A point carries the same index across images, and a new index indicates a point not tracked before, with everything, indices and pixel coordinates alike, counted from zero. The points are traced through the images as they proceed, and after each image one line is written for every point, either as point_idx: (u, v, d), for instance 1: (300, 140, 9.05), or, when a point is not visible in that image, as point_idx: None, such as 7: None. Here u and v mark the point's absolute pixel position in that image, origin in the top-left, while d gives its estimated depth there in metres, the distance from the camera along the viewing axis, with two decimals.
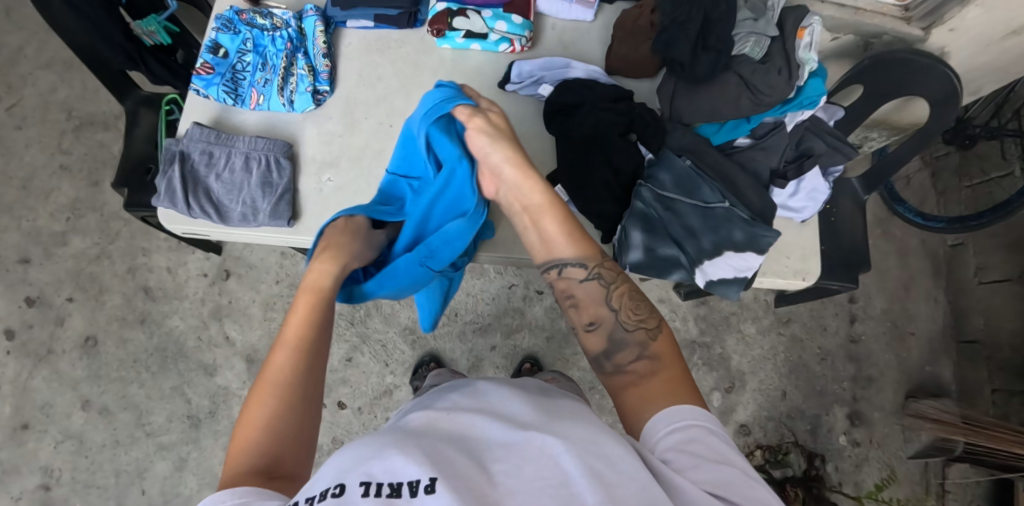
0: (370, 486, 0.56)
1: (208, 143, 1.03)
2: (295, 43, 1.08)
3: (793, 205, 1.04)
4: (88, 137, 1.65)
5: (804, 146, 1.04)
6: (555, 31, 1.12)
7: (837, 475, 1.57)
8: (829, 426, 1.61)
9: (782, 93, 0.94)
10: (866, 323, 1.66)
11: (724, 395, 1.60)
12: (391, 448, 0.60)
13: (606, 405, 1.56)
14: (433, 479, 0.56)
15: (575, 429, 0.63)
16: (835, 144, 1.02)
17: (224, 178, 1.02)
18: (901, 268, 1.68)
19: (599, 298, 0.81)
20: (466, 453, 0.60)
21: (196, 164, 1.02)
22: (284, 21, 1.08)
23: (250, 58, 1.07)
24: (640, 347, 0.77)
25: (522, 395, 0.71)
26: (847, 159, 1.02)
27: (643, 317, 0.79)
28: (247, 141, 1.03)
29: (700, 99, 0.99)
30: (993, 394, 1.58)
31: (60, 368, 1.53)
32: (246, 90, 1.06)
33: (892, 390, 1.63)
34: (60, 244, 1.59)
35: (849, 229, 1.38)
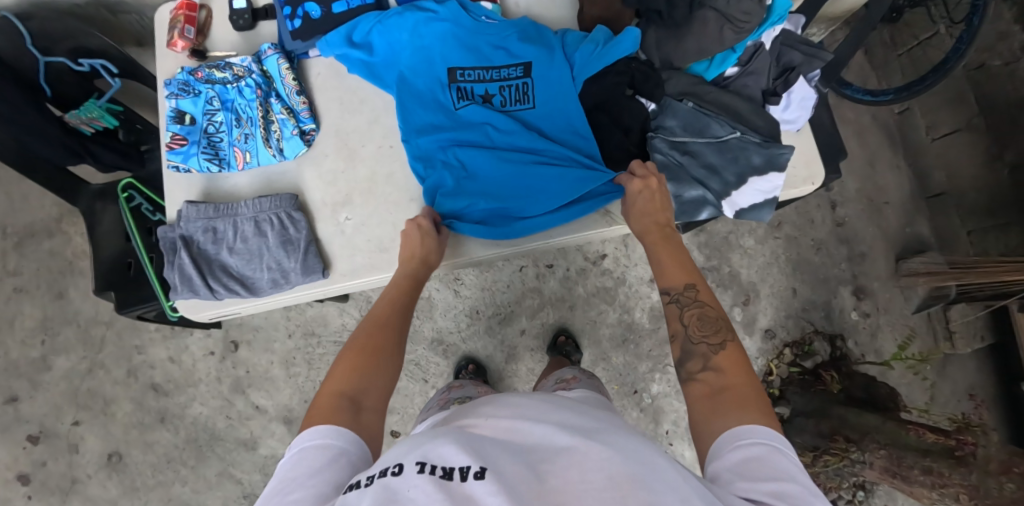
0: (425, 465, 0.61)
1: (209, 218, 0.92)
2: (264, 88, 0.97)
3: (788, 117, 1.07)
4: (34, 251, 1.51)
5: (784, 61, 1.07)
6: (519, 7, 1.10)
7: (859, 348, 1.72)
8: (840, 307, 1.73)
9: (758, 16, 0.94)
10: (846, 206, 1.80)
11: (744, 307, 1.69)
12: (444, 437, 0.65)
13: (642, 351, 1.60)
14: (482, 468, 0.60)
15: (622, 439, 0.66)
16: (810, 51, 1.06)
17: (238, 250, 0.92)
18: (862, 147, 1.84)
19: (674, 315, 0.86)
20: (516, 454, 0.64)
21: (203, 245, 0.92)
22: (245, 68, 0.97)
23: (221, 117, 0.96)
24: (703, 358, 0.81)
25: (568, 406, 0.74)
26: (825, 61, 1.05)
27: (709, 333, 0.83)
28: (250, 204, 0.92)
29: (685, 40, 0.98)
30: (969, 235, 1.75)
31: (92, 494, 1.45)
32: (228, 152, 0.97)
33: (883, 259, 1.79)
34: (45, 369, 1.48)
35: (820, 125, 1.47)
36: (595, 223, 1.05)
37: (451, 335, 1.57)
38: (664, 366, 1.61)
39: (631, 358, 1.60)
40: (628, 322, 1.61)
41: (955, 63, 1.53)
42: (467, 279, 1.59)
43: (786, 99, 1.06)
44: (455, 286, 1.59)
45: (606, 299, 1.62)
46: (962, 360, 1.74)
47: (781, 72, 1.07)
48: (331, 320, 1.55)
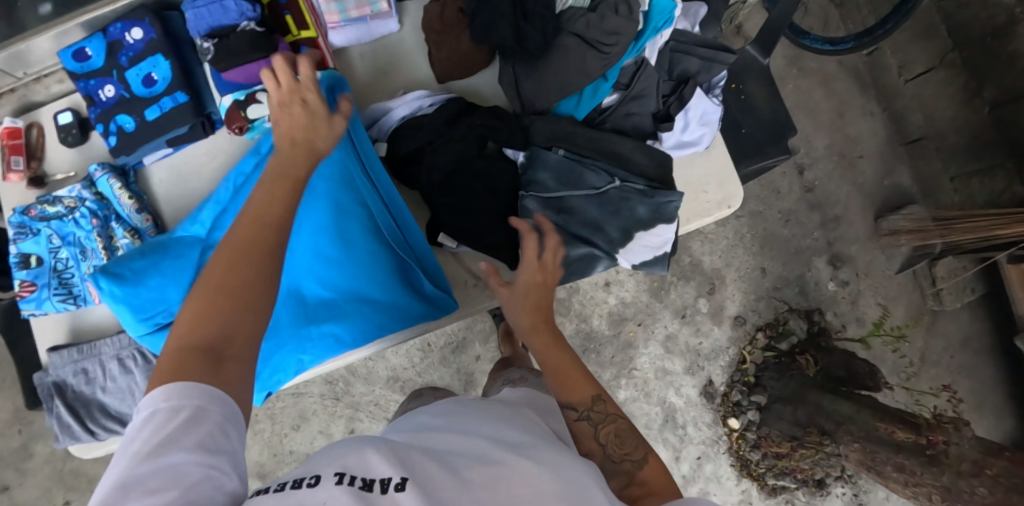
0: (343, 477, 0.53)
1: (76, 361, 0.88)
2: (102, 214, 0.88)
3: (689, 139, 0.93)
4: None
5: (678, 70, 0.94)
6: (364, 58, 0.96)
7: (838, 320, 1.62)
8: (815, 280, 1.63)
9: (627, 33, 0.85)
10: (815, 168, 1.66)
11: (709, 298, 1.59)
12: (367, 447, 0.58)
13: (604, 359, 1.55)
14: (402, 478, 0.54)
15: (551, 453, 0.64)
16: (708, 55, 0.93)
17: (112, 388, 0.89)
18: (828, 97, 1.69)
19: (587, 435, 0.74)
20: (438, 460, 0.59)
21: (77, 388, 0.89)
22: (76, 197, 0.88)
23: (67, 253, 0.89)
24: (628, 474, 0.72)
25: (493, 417, 0.71)
26: (725, 65, 0.93)
27: (630, 449, 0.74)
28: (114, 340, 0.88)
29: (545, 76, 0.88)
30: (953, 182, 1.61)
31: None
32: (83, 287, 0.89)
33: (860, 219, 1.66)
34: (28, 457, 1.54)
35: (763, 102, 1.33)
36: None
37: (406, 371, 1.56)
38: (627, 369, 1.56)
39: (593, 367, 1.55)
40: (586, 331, 1.56)
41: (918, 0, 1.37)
42: None
43: (683, 119, 0.91)
44: None
45: (561, 310, 1.56)
46: (953, 314, 1.64)
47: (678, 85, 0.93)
48: None
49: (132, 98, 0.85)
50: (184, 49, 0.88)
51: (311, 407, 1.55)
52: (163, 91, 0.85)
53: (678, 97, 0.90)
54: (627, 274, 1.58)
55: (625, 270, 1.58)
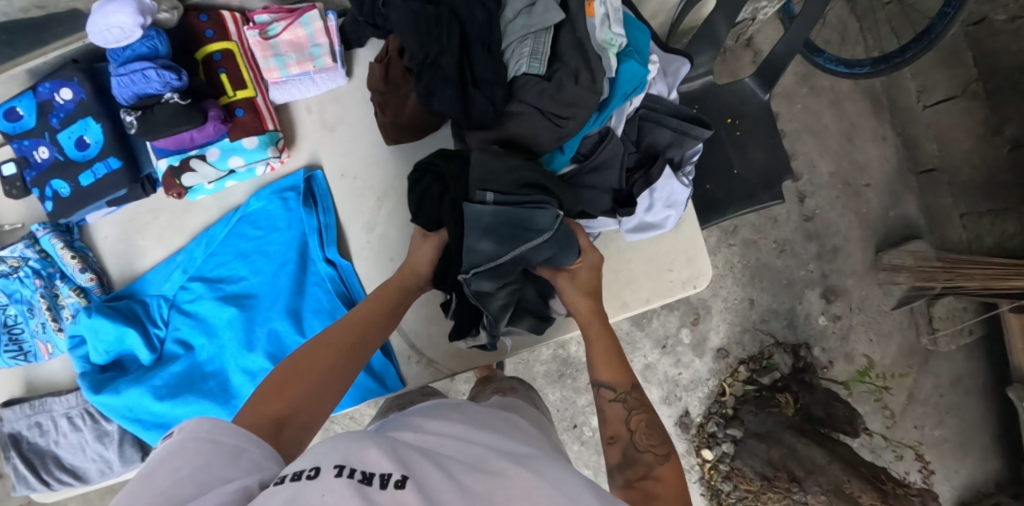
0: (345, 470, 0.52)
1: (28, 415, 0.91)
2: (46, 272, 0.92)
3: (653, 218, 0.89)
4: None
5: (647, 142, 0.88)
6: (312, 112, 0.97)
7: (826, 355, 1.57)
8: (806, 313, 1.57)
9: (589, 103, 0.78)
10: (817, 196, 1.57)
11: (693, 328, 1.56)
12: (369, 444, 0.56)
13: (580, 385, 1.53)
14: (404, 478, 0.53)
15: (552, 468, 0.62)
16: (681, 127, 0.87)
17: (67, 441, 0.92)
18: (838, 119, 1.58)
19: (620, 417, 0.80)
20: (434, 465, 0.58)
21: (31, 440, 0.92)
22: (19, 257, 0.91)
23: (14, 309, 0.92)
24: (646, 466, 0.74)
25: (491, 428, 0.70)
26: (698, 140, 0.87)
27: (654, 441, 0.77)
28: (66, 397, 0.91)
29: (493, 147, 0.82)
30: (963, 218, 1.52)
31: None
32: (32, 342, 0.92)
33: (860, 250, 1.58)
34: None
35: (761, 137, 1.23)
36: (418, 376, 0.93)
37: None
38: None
39: (569, 392, 1.54)
40: (563, 357, 1.54)
41: (941, 33, 1.27)
42: None
43: (647, 199, 0.87)
44: None
45: None
46: (948, 353, 1.58)
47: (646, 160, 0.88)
48: None
49: (67, 161, 0.89)
50: (113, 109, 0.90)
51: None
52: (96, 156, 0.89)
53: (645, 178, 0.85)
54: None
55: None
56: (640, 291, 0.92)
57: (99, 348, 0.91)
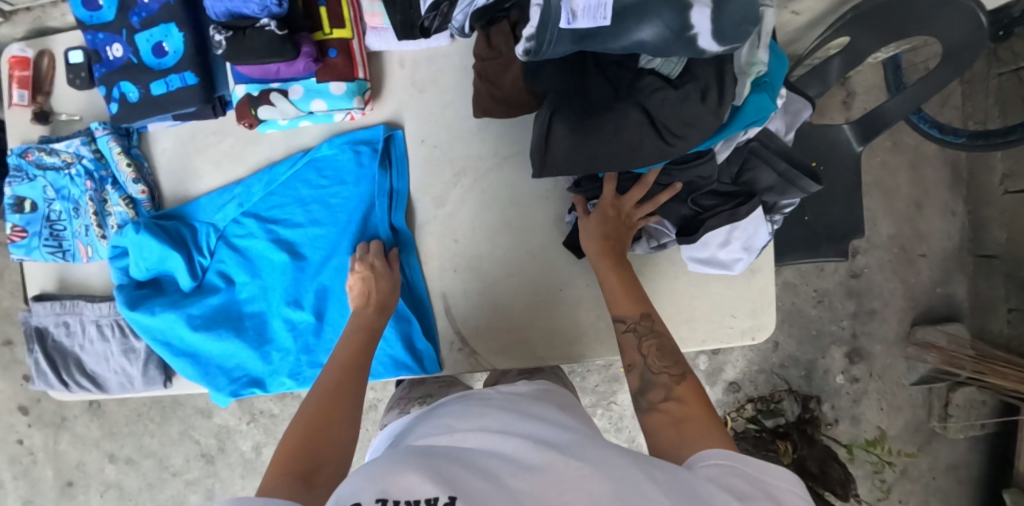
0: (386, 504, 0.51)
1: (58, 313, 0.93)
2: (98, 174, 0.92)
3: (723, 257, 0.82)
4: None
5: (746, 175, 0.81)
6: (404, 68, 0.95)
7: (833, 413, 1.56)
8: (825, 368, 1.55)
9: (701, 131, 0.72)
10: (869, 255, 1.53)
11: (712, 356, 1.54)
12: (406, 465, 0.55)
13: (587, 386, 1.49)
14: (451, 497, 0.51)
15: (590, 460, 0.58)
16: (789, 174, 0.79)
17: (88, 349, 0.93)
18: (913, 184, 1.52)
19: (633, 346, 0.78)
20: (479, 472, 0.56)
21: (57, 338, 0.94)
22: (74, 153, 0.91)
23: (59, 205, 0.93)
24: (665, 389, 0.73)
25: (525, 421, 0.66)
26: (802, 193, 0.79)
27: (669, 362, 0.75)
28: (97, 306, 0.93)
29: (588, 139, 0.75)
30: (1009, 313, 1.50)
31: (78, 431, 1.64)
32: (73, 243, 0.93)
33: (895, 319, 1.55)
34: None
35: (839, 193, 1.15)
36: (457, 364, 0.93)
37: None
38: (609, 402, 1.50)
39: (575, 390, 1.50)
40: None
41: None
42: None
43: (724, 234, 0.80)
44: None
45: None
46: (951, 440, 1.59)
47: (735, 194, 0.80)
48: None
49: (141, 65, 0.87)
50: (197, 20, 0.87)
51: None
52: (172, 67, 0.86)
53: (729, 211, 0.78)
54: None
55: None
56: (698, 331, 0.87)
57: (141, 265, 0.92)
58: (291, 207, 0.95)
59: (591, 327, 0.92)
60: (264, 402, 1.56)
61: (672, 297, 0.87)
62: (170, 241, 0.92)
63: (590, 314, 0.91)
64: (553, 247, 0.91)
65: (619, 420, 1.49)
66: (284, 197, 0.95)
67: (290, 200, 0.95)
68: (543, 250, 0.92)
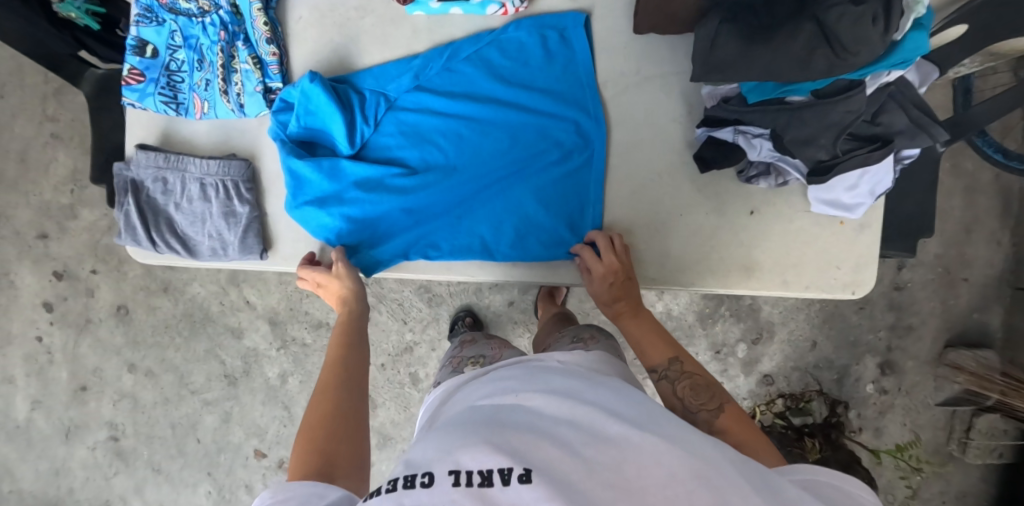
0: (459, 476, 0.55)
1: (158, 168, 0.92)
2: (231, 30, 0.95)
3: (846, 200, 0.86)
4: (70, 101, 1.57)
5: (882, 119, 0.81)
6: None
7: (858, 421, 1.56)
8: (857, 376, 1.55)
9: (874, 51, 0.67)
10: (914, 270, 1.53)
11: (751, 346, 1.54)
12: (478, 439, 0.58)
13: None
14: (526, 471, 0.53)
15: (669, 426, 0.59)
16: (921, 121, 0.80)
17: (184, 208, 0.94)
18: (965, 209, 1.52)
19: (668, 392, 0.78)
20: (553, 439, 0.57)
21: (152, 193, 0.93)
22: (211, 2, 0.93)
23: (183, 55, 0.95)
24: (707, 425, 0.72)
25: (597, 384, 0.67)
26: (933, 140, 0.80)
27: (706, 400, 0.74)
28: (200, 164, 0.92)
29: (758, 55, 0.72)
30: None
31: (101, 336, 1.61)
32: (187, 97, 0.95)
33: (930, 339, 1.55)
34: (71, 218, 1.58)
35: (915, 190, 1.17)
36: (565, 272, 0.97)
37: (440, 286, 1.49)
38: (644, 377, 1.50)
39: None
40: None
41: None
42: None
43: (853, 178, 0.84)
44: None
45: None
46: (967, 467, 1.57)
47: (870, 137, 0.82)
48: None
49: None
50: None
51: None
52: None
53: (863, 157, 0.80)
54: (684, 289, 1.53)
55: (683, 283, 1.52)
56: (804, 275, 0.91)
57: (304, 115, 0.94)
58: (461, 84, 0.98)
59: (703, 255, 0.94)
60: (297, 330, 1.54)
61: (785, 240, 0.92)
62: (338, 96, 0.94)
63: (700, 244, 0.94)
64: (677, 172, 0.93)
65: None
66: (457, 75, 0.98)
67: (457, 78, 0.98)
68: (667, 175, 0.94)
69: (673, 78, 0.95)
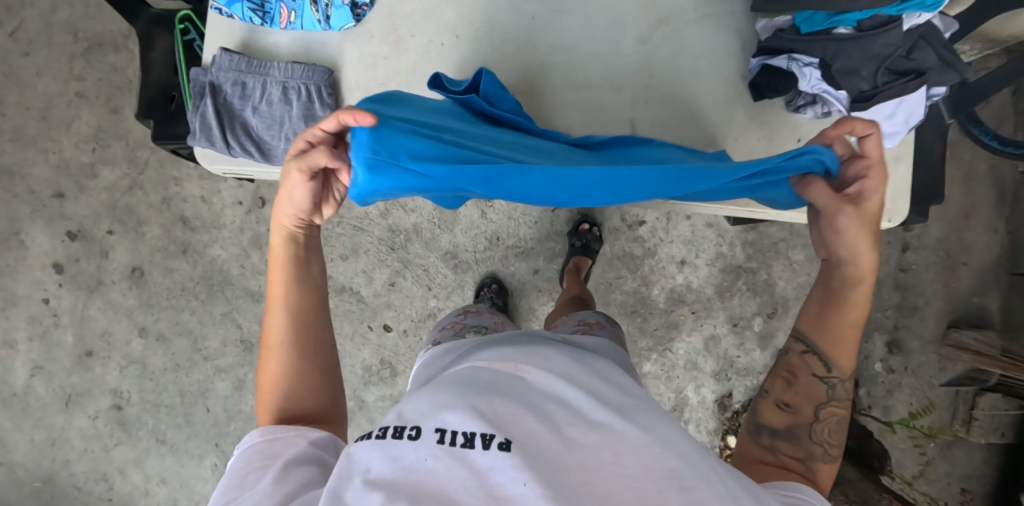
0: (445, 435, 0.54)
1: (239, 72, 1.02)
2: None
3: (885, 129, 0.95)
4: (99, 61, 1.57)
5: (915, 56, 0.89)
6: None
7: (868, 399, 1.61)
8: (866, 353, 1.62)
9: None
10: (918, 253, 1.61)
11: (766, 320, 1.51)
12: (468, 400, 0.57)
13: (647, 328, 1.52)
14: (508, 440, 0.53)
15: (653, 420, 0.59)
16: (950, 59, 0.88)
17: (261, 111, 1.02)
18: (964, 196, 1.61)
19: (817, 396, 0.78)
20: (537, 414, 0.57)
21: (229, 96, 1.02)
22: None
23: None
24: (808, 454, 0.75)
25: (588, 370, 0.66)
26: (960, 76, 0.88)
27: (831, 441, 0.76)
28: (282, 68, 1.02)
29: None
30: None
31: (112, 298, 1.57)
32: (274, 6, 1.02)
33: (934, 319, 1.61)
34: (91, 177, 1.56)
35: (924, 159, 1.22)
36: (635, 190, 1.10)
37: (466, 252, 1.51)
38: (663, 348, 1.52)
39: (633, 330, 1.53)
40: (643, 295, 1.52)
41: None
42: (497, 203, 1.50)
43: (891, 107, 0.92)
44: (483, 206, 1.50)
45: (629, 265, 1.52)
46: (970, 448, 1.60)
47: (905, 71, 0.90)
48: (355, 205, 1.51)
49: None
50: None
51: (366, 246, 1.51)
52: None
53: (901, 87, 0.89)
54: (704, 262, 1.51)
55: (704, 258, 1.51)
56: None
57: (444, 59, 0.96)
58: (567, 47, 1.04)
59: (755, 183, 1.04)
60: None
61: None
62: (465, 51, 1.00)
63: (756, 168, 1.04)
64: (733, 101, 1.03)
65: (670, 366, 1.52)
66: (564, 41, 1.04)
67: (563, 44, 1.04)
68: (723, 103, 1.03)
69: (727, 17, 1.04)
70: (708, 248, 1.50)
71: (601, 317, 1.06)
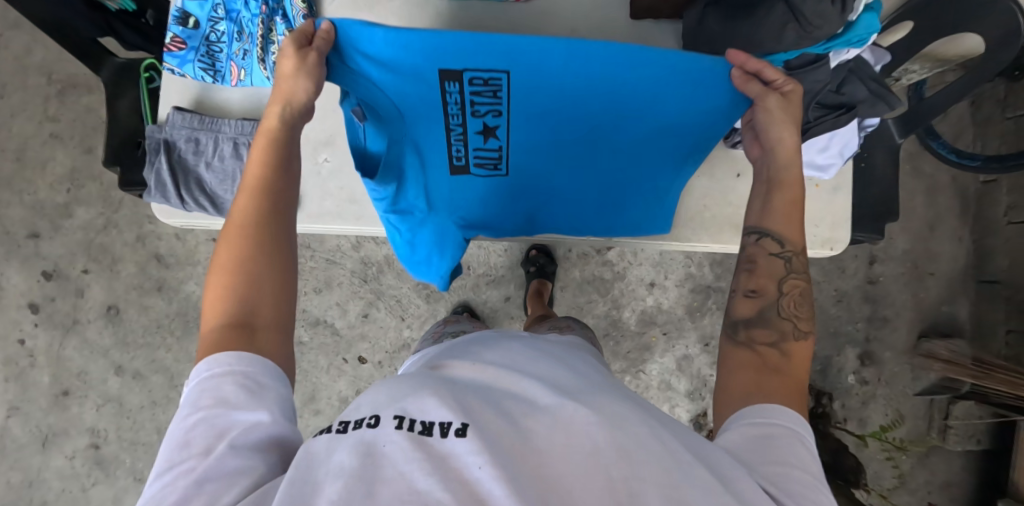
0: (403, 421, 0.52)
1: (192, 129, 1.05)
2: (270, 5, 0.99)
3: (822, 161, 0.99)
4: (73, 102, 1.59)
5: (844, 91, 0.92)
6: None
7: (843, 412, 1.62)
8: (839, 366, 1.63)
9: (832, 27, 0.78)
10: (885, 264, 1.63)
11: None
12: (429, 389, 0.55)
13: (620, 351, 1.53)
14: (464, 425, 0.51)
15: (613, 403, 0.56)
16: (879, 90, 0.90)
17: (214, 167, 1.07)
18: (928, 207, 1.63)
19: (775, 273, 0.78)
20: (493, 403, 0.55)
21: (183, 153, 1.06)
22: None
23: (223, 27, 1.01)
24: (780, 335, 0.75)
25: (551, 361, 0.64)
26: (890, 108, 0.92)
27: (800, 313, 0.76)
28: (233, 126, 1.05)
29: (739, 26, 0.84)
30: (1007, 334, 1.60)
31: (88, 337, 1.57)
32: (224, 65, 1.03)
33: (905, 330, 1.63)
34: (66, 216, 1.58)
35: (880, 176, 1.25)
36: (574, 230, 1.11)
37: None
38: (637, 369, 1.53)
39: (606, 353, 1.53)
40: (614, 318, 1.53)
41: None
42: None
43: (824, 141, 0.96)
44: None
45: (600, 289, 1.53)
46: (948, 455, 1.61)
47: (836, 105, 0.93)
48: (327, 239, 1.52)
49: None
50: None
51: (339, 278, 1.52)
52: None
53: (831, 122, 0.92)
54: (674, 283, 1.52)
55: (673, 279, 1.52)
56: None
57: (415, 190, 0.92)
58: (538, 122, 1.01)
59: (696, 217, 1.11)
60: None
61: None
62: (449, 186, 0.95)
63: (695, 204, 1.10)
64: None
65: (644, 387, 1.52)
66: None
67: None
68: None
69: None
70: (678, 269, 1.52)
71: (572, 320, 1.07)
